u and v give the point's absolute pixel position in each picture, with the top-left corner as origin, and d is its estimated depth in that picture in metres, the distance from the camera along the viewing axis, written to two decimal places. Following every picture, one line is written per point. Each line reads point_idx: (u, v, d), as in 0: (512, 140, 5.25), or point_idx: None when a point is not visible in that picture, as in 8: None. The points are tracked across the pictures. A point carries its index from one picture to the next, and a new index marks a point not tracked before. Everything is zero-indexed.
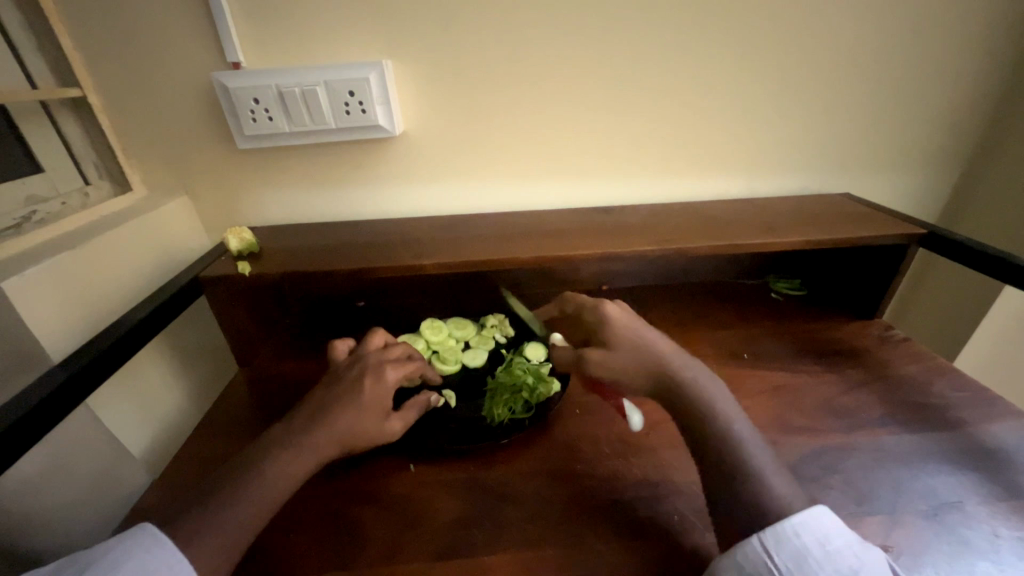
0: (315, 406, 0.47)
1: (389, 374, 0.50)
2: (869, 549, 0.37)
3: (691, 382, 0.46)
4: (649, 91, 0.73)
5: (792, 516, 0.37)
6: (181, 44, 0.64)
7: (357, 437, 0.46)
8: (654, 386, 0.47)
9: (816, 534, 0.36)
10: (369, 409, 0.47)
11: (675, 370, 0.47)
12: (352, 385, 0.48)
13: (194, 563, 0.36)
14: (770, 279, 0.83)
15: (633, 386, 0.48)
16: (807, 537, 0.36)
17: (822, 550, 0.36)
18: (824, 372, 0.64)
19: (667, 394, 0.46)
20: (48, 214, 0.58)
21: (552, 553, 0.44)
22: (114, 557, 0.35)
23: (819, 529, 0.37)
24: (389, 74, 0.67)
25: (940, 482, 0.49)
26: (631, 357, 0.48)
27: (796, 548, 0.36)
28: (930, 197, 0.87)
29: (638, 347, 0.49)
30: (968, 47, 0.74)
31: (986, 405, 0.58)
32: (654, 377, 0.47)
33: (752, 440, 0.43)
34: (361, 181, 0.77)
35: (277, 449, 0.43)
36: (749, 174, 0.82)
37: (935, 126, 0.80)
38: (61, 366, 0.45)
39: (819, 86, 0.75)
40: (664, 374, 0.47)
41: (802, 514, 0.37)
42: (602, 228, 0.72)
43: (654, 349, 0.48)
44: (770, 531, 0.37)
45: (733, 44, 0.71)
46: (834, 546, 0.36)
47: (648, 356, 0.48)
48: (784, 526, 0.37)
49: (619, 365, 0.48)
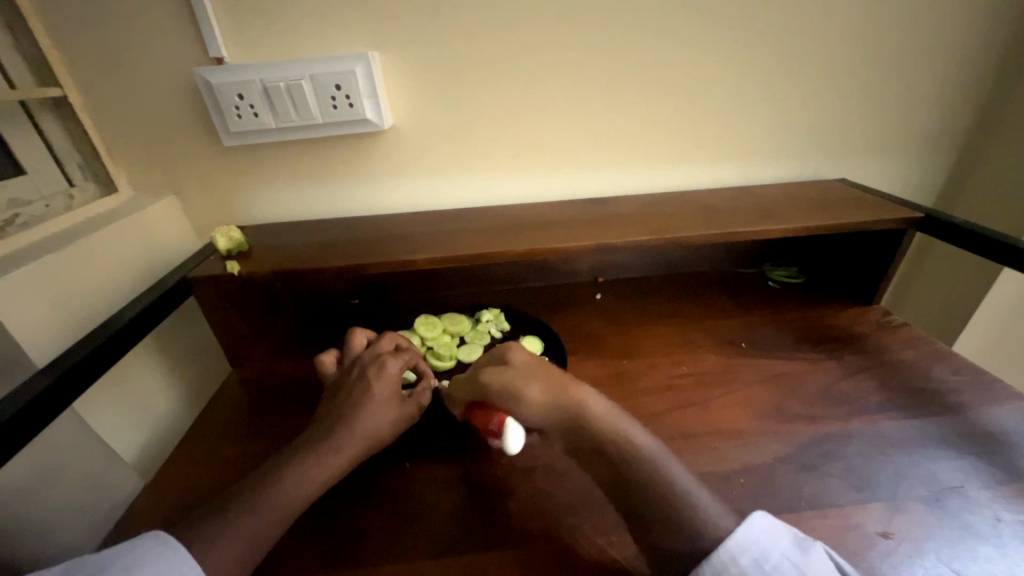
0: (326, 416, 0.47)
1: (388, 364, 0.50)
2: (807, 553, 0.35)
3: (590, 406, 0.44)
4: (641, 79, 0.72)
5: (724, 541, 0.37)
6: (162, 40, 0.63)
7: (378, 429, 0.47)
8: (550, 409, 0.45)
9: (752, 554, 0.35)
10: (379, 402, 0.48)
11: (571, 390, 0.45)
12: (355, 385, 0.49)
13: (201, 566, 0.36)
14: (767, 267, 0.82)
15: (531, 406, 0.45)
16: (745, 561, 0.35)
17: (759, 572, 0.35)
18: (823, 360, 0.63)
19: (564, 417, 0.44)
20: (31, 217, 0.57)
21: (549, 550, 0.43)
22: (125, 561, 0.35)
23: (754, 548, 0.36)
24: (376, 66, 0.66)
25: (941, 467, 0.48)
26: (522, 377, 0.46)
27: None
28: (926, 181, 0.86)
29: (535, 368, 0.47)
30: (964, 26, 0.73)
31: (984, 388, 0.57)
32: (550, 399, 0.45)
33: (667, 457, 0.43)
34: (351, 177, 0.75)
35: (283, 463, 0.43)
36: (744, 161, 0.81)
37: (931, 109, 0.79)
38: (43, 372, 0.44)
39: (815, 71, 0.74)
40: (564, 391, 0.45)
41: (732, 538, 0.36)
42: (596, 219, 0.71)
43: (552, 371, 0.47)
44: (708, 561, 0.36)
45: (725, 27, 0.69)
46: (771, 563, 0.35)
47: (543, 377, 0.46)
48: (719, 555, 0.36)
49: (510, 385, 0.45)
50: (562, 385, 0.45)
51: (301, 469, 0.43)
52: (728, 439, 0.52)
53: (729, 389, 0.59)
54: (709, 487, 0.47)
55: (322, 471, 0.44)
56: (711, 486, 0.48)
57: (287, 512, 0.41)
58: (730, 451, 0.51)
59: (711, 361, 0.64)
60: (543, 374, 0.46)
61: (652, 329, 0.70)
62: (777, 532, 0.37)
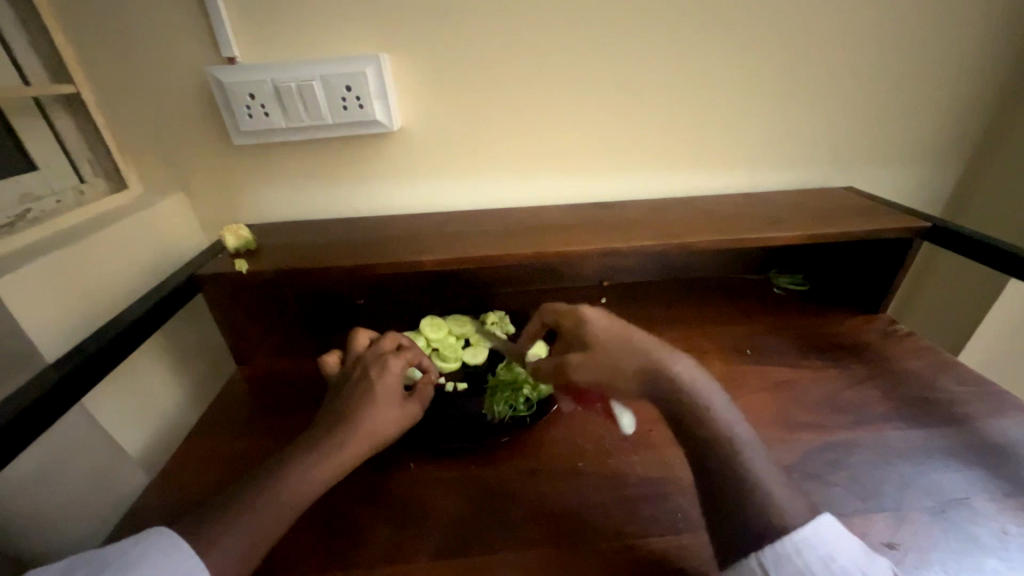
0: (330, 415, 0.47)
1: (390, 364, 0.51)
2: (875, 562, 0.35)
3: (682, 380, 0.42)
4: (649, 84, 0.72)
5: (790, 534, 0.36)
6: (175, 40, 0.63)
7: (383, 428, 0.47)
8: (640, 386, 0.43)
9: (821, 552, 0.35)
10: (384, 400, 0.48)
11: (660, 365, 0.42)
12: (359, 384, 0.49)
13: (205, 563, 0.36)
14: (773, 274, 0.82)
15: (619, 384, 0.43)
16: (812, 557, 0.35)
17: (826, 570, 0.34)
18: (828, 368, 0.63)
19: (656, 394, 0.42)
20: (42, 212, 0.57)
21: (553, 553, 0.43)
22: (131, 557, 0.35)
23: (822, 547, 0.35)
24: (386, 68, 0.66)
25: (946, 477, 0.48)
26: (608, 357, 0.44)
27: (796, 569, 0.34)
28: (934, 190, 0.86)
29: (620, 342, 0.44)
30: (973, 36, 0.73)
31: (991, 400, 0.57)
32: (639, 376, 0.43)
33: (752, 439, 0.41)
34: (359, 177, 0.76)
35: (287, 460, 0.43)
36: (751, 168, 0.81)
37: (940, 118, 0.79)
38: (54, 367, 0.45)
39: (824, 78, 0.74)
40: (650, 368, 0.43)
41: (802, 533, 0.35)
42: (603, 223, 0.71)
43: (637, 344, 0.44)
44: (770, 549, 0.35)
45: (734, 34, 0.70)
46: (838, 564, 0.34)
47: (629, 352, 0.44)
48: (786, 544, 0.35)
49: (597, 365, 0.44)
50: (649, 361, 0.43)
51: (306, 467, 0.43)
52: None
53: (735, 395, 0.59)
54: None
55: (328, 469, 0.43)
56: None
57: (293, 510, 0.41)
58: None
59: (716, 367, 0.64)
60: (628, 348, 0.44)
61: (657, 334, 0.71)
62: (848, 537, 0.36)
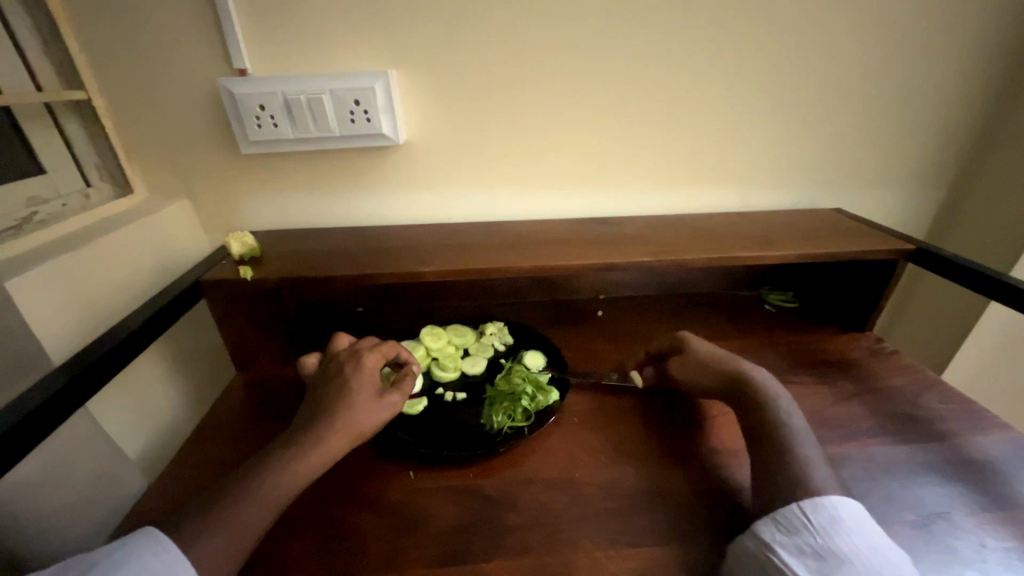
0: (308, 413, 0.48)
1: (366, 360, 0.51)
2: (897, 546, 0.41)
3: (760, 386, 0.53)
4: (647, 106, 0.75)
5: (830, 494, 0.43)
6: (187, 50, 0.65)
7: (361, 421, 0.47)
8: (720, 385, 0.56)
9: (853, 513, 0.42)
10: (359, 395, 0.48)
11: (743, 373, 0.55)
12: (334, 382, 0.50)
13: (193, 561, 0.37)
14: (764, 291, 0.84)
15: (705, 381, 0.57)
16: (845, 513, 0.42)
17: (856, 522, 0.41)
18: (816, 384, 0.65)
19: (733, 393, 0.54)
20: (49, 215, 0.58)
21: (549, 561, 0.44)
22: (116, 558, 0.36)
23: (854, 512, 0.42)
24: (394, 84, 0.68)
25: (929, 492, 0.50)
26: (699, 363, 0.58)
27: (831, 515, 0.41)
28: (918, 213, 0.89)
29: (712, 359, 0.57)
30: (954, 70, 0.77)
31: (972, 418, 0.59)
32: (720, 379, 0.56)
33: (805, 440, 0.49)
34: (363, 188, 0.77)
35: (272, 459, 0.44)
36: (744, 188, 0.84)
37: (924, 145, 0.83)
38: (60, 372, 0.46)
39: (814, 104, 0.78)
40: (732, 374, 0.55)
41: (839, 496, 0.43)
42: (602, 239, 0.73)
43: (724, 359, 0.57)
44: (813, 500, 0.43)
45: (728, 60, 0.73)
46: (867, 524, 0.41)
47: (715, 363, 0.57)
48: (824, 498, 0.43)
49: (691, 369, 0.58)
50: (732, 370, 0.55)
51: (292, 466, 0.44)
52: (727, 458, 0.54)
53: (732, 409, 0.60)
54: (705, 504, 0.49)
55: (310, 464, 0.44)
56: (709, 503, 0.49)
57: (279, 509, 0.42)
58: (728, 470, 0.53)
59: None
60: (713, 360, 0.57)
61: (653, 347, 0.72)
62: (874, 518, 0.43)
